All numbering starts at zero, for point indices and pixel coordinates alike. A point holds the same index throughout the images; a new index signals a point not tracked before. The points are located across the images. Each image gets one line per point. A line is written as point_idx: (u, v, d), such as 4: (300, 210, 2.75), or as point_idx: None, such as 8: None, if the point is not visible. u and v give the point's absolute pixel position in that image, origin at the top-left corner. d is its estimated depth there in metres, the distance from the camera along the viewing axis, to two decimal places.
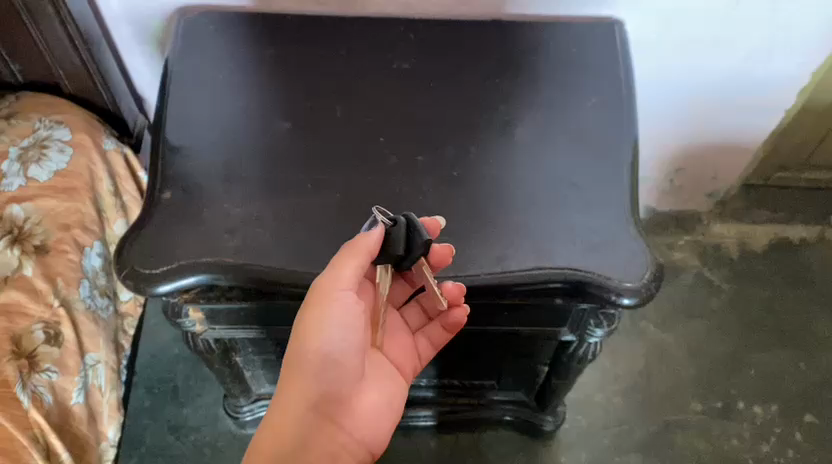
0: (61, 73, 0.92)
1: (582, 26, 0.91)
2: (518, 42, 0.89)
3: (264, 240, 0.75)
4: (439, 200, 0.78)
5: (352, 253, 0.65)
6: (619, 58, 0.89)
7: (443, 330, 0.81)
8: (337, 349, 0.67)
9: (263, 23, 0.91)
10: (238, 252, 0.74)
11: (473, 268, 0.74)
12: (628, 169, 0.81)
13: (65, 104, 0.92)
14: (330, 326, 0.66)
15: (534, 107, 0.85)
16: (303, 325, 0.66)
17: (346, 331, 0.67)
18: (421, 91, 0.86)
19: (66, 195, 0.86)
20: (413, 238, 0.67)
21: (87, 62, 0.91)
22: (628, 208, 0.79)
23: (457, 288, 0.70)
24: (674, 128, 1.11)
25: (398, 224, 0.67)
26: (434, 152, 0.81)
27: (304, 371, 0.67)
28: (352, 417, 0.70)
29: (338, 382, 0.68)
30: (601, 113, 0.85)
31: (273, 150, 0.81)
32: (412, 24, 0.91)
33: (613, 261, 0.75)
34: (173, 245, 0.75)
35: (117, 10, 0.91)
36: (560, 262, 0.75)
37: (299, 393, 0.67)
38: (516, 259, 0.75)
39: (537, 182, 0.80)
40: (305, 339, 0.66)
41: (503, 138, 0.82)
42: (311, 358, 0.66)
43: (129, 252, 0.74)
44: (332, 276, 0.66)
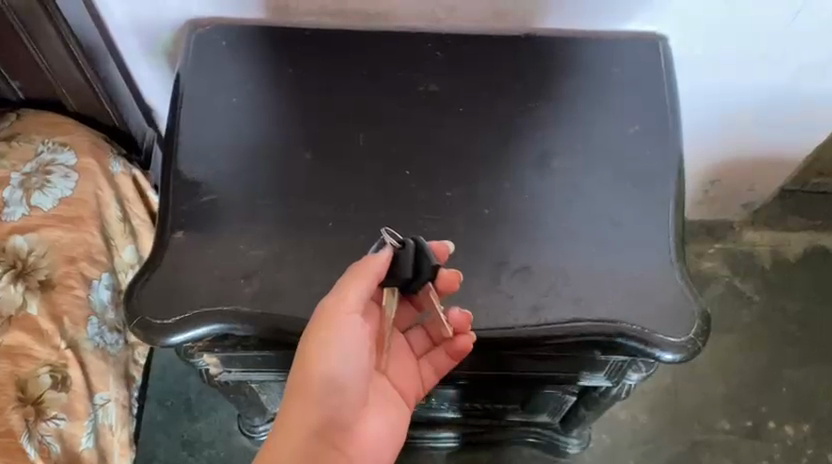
0: (65, 90, 0.87)
1: (624, 42, 0.84)
2: (554, 61, 0.82)
3: (284, 286, 0.70)
4: (470, 242, 0.73)
5: (360, 277, 0.60)
6: (664, 78, 0.82)
7: (449, 359, 0.73)
8: (342, 376, 0.62)
9: (279, 38, 0.84)
10: (255, 299, 0.70)
11: (508, 318, 0.69)
12: (673, 206, 0.75)
13: (70, 122, 0.87)
14: (336, 352, 0.61)
15: (572, 135, 0.78)
16: (305, 351, 0.61)
17: (349, 358, 0.62)
18: (449, 116, 0.80)
19: (72, 225, 0.81)
20: (422, 261, 0.62)
21: (92, 81, 0.86)
22: (675, 251, 0.73)
23: (463, 317, 0.65)
24: (712, 143, 1.04)
25: (407, 247, 0.62)
26: (465, 187, 0.76)
27: (307, 400, 0.61)
28: (354, 450, 0.64)
29: (341, 410, 0.63)
30: (645, 141, 0.78)
31: (291, 184, 0.76)
32: (439, 38, 0.84)
33: (659, 312, 0.70)
34: (185, 293, 0.70)
35: (122, 21, 0.84)
36: (601, 312, 0.69)
37: (300, 424, 0.61)
38: (553, 308, 0.70)
39: (575, 221, 0.74)
40: (308, 367, 0.61)
41: (538, 172, 0.76)
42: (316, 386, 0.61)
43: (139, 299, 0.70)
44: (338, 301, 0.61)
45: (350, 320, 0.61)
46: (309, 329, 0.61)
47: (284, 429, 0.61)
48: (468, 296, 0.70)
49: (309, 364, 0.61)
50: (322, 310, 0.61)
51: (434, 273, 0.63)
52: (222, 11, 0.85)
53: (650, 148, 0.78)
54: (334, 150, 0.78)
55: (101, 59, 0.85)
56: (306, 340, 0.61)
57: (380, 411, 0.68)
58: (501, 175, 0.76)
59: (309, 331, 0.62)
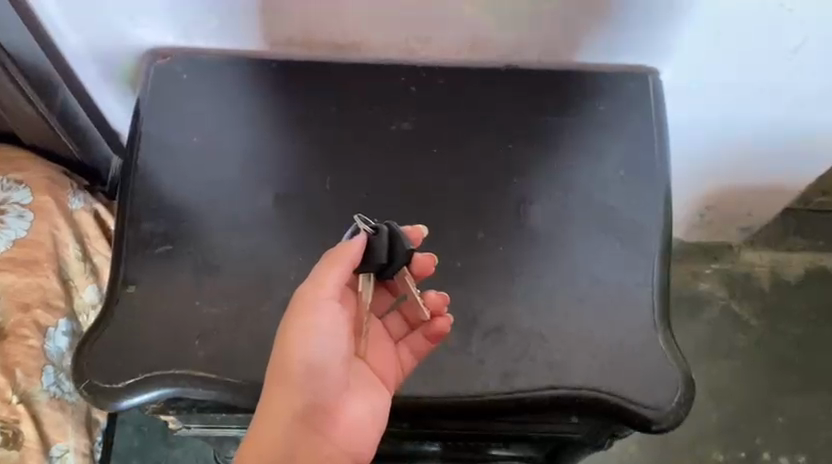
0: (18, 123, 0.84)
1: (611, 78, 0.79)
2: (537, 99, 0.78)
3: (241, 348, 0.66)
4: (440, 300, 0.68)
5: (334, 265, 0.56)
6: (653, 119, 0.77)
7: (428, 341, 0.64)
8: (322, 359, 0.56)
9: (244, 70, 0.79)
10: (210, 363, 0.66)
11: (479, 385, 0.65)
12: (659, 262, 0.71)
13: (24, 156, 0.82)
14: (315, 334, 0.56)
15: (554, 182, 0.74)
16: (284, 336, 0.56)
17: (329, 341, 0.57)
18: (423, 160, 0.75)
19: (26, 269, 0.77)
20: (397, 246, 0.58)
21: (46, 115, 0.83)
22: (659, 313, 0.69)
23: (439, 297, 0.62)
24: (707, 171, 0.99)
25: (380, 232, 0.58)
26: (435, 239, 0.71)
27: (285, 386, 0.56)
28: (337, 435, 0.57)
29: (322, 393, 0.56)
30: (630, 188, 0.74)
31: (253, 234, 0.71)
32: (414, 71, 0.79)
33: (641, 380, 0.66)
34: (136, 355, 0.66)
35: (78, 48, 0.79)
36: (577, 380, 0.65)
37: (280, 411, 0.56)
38: (526, 374, 0.66)
39: (554, 278, 0.70)
40: (286, 353, 0.56)
41: (516, 222, 0.72)
42: (295, 373, 0.55)
43: (88, 362, 0.66)
44: (313, 292, 0.57)
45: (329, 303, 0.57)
46: (288, 314, 0.57)
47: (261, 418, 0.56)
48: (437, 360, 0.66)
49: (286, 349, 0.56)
50: (303, 293, 0.57)
51: (408, 258, 0.59)
52: (185, 41, 0.79)
53: (636, 196, 0.73)
54: (299, 196, 0.73)
55: (51, 90, 0.81)
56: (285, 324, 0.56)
57: (365, 391, 0.60)
58: (477, 225, 0.72)
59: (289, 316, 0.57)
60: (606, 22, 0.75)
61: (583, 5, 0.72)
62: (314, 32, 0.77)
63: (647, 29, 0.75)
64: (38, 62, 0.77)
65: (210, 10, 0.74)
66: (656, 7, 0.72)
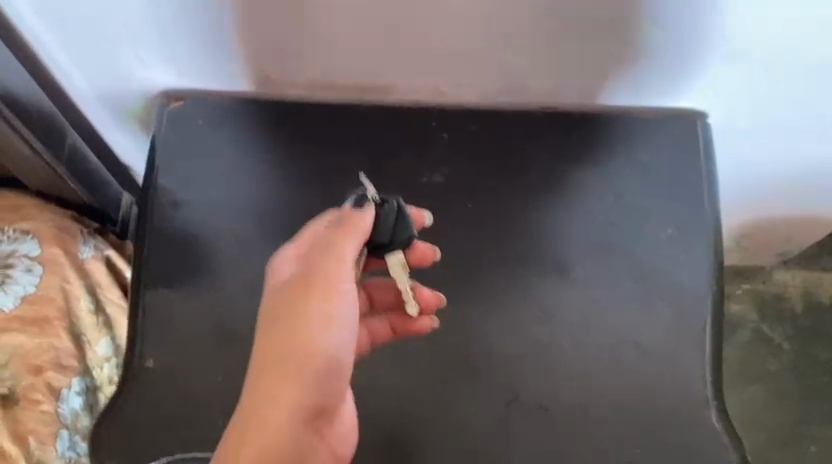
0: (31, 173, 0.79)
1: (657, 123, 0.73)
2: (577, 149, 0.73)
3: None
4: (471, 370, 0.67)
5: (349, 235, 0.50)
6: (702, 171, 0.73)
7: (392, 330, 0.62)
8: (323, 345, 0.49)
9: (265, 117, 0.73)
10: None
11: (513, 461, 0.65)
12: (710, 332, 0.68)
13: (36, 205, 0.78)
14: (318, 315, 0.49)
15: (596, 246, 0.70)
16: (279, 282, 0.50)
17: (332, 324, 0.50)
18: (457, 217, 0.71)
19: (37, 328, 0.73)
20: (400, 226, 0.53)
21: (58, 167, 0.77)
22: (712, 388, 0.67)
23: (432, 296, 0.60)
24: (749, 201, 0.94)
25: (389, 205, 0.53)
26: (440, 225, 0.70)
27: (287, 374, 0.48)
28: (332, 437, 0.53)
29: (322, 387, 0.49)
30: (678, 253, 0.70)
31: None
32: (446, 116, 0.74)
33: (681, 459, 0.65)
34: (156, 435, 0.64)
35: (85, 90, 0.74)
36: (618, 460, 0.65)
37: (291, 407, 0.48)
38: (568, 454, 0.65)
39: (596, 349, 0.68)
40: (285, 337, 0.49)
41: (562, 289, 0.69)
42: (294, 359, 0.48)
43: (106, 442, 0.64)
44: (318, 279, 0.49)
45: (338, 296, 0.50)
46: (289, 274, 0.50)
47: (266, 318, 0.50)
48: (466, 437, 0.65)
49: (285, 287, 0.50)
50: (297, 268, 0.50)
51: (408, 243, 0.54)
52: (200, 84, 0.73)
53: (684, 257, 0.70)
54: None
55: (60, 136, 0.76)
56: (282, 292, 0.50)
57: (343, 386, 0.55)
58: (516, 293, 0.69)
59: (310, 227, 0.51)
60: (657, 71, 0.68)
61: (633, 55, 0.66)
62: (339, 76, 0.71)
63: (701, 79, 0.68)
64: (45, 108, 0.72)
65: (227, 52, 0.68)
66: (714, 59, 0.65)
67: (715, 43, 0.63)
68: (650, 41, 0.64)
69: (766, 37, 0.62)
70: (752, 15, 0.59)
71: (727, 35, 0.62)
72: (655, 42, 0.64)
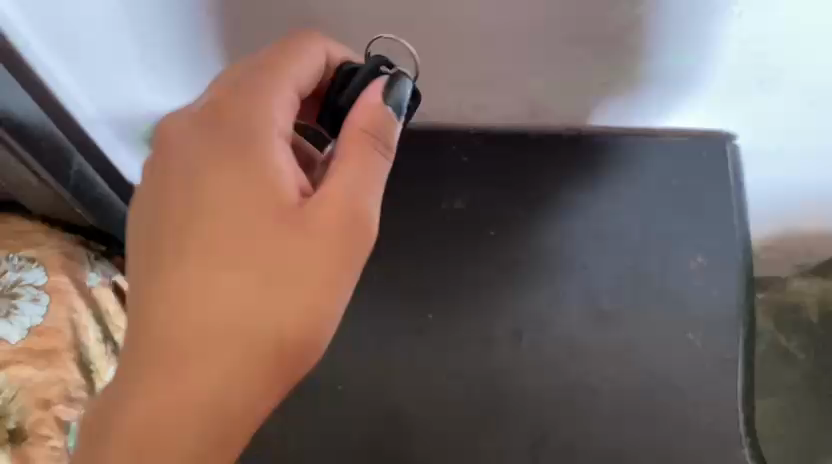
0: (37, 199, 0.76)
1: (683, 146, 0.70)
2: (600, 171, 0.70)
3: None
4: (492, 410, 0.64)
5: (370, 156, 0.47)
6: (732, 197, 0.68)
7: None
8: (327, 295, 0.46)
9: None
10: None
11: None
12: (742, 367, 0.65)
13: (34, 229, 0.77)
14: (295, 220, 0.45)
15: (621, 272, 0.67)
16: (249, 88, 0.48)
17: (348, 179, 0.46)
18: (477, 245, 0.69)
19: (44, 360, 0.71)
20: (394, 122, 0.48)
21: (68, 197, 0.76)
22: (744, 425, 0.64)
23: None
24: (775, 220, 0.90)
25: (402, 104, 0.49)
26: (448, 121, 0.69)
27: (226, 267, 0.45)
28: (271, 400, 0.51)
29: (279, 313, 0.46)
30: (709, 280, 0.67)
31: None
32: (466, 139, 0.71)
33: None
34: None
35: (94, 114, 0.73)
36: None
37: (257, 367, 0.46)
38: None
39: (625, 383, 0.64)
40: (248, 194, 0.46)
41: (589, 322, 0.66)
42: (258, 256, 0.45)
43: None
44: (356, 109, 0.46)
45: (366, 95, 0.47)
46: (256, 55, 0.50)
47: (198, 208, 0.46)
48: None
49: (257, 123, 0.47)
50: (268, 145, 0.47)
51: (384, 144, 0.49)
52: None
53: (715, 288, 0.66)
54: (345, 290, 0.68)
55: (66, 166, 0.73)
56: (249, 74, 0.49)
57: None
58: (541, 327, 0.66)
59: (282, 40, 0.52)
60: (685, 96, 0.65)
61: (659, 79, 0.63)
62: None
63: (731, 103, 0.66)
64: (51, 140, 0.70)
65: None
66: (745, 84, 0.63)
67: (745, 68, 0.61)
68: (678, 65, 0.61)
69: (799, 60, 0.59)
70: (784, 38, 0.56)
71: (758, 60, 0.59)
72: (682, 67, 0.61)
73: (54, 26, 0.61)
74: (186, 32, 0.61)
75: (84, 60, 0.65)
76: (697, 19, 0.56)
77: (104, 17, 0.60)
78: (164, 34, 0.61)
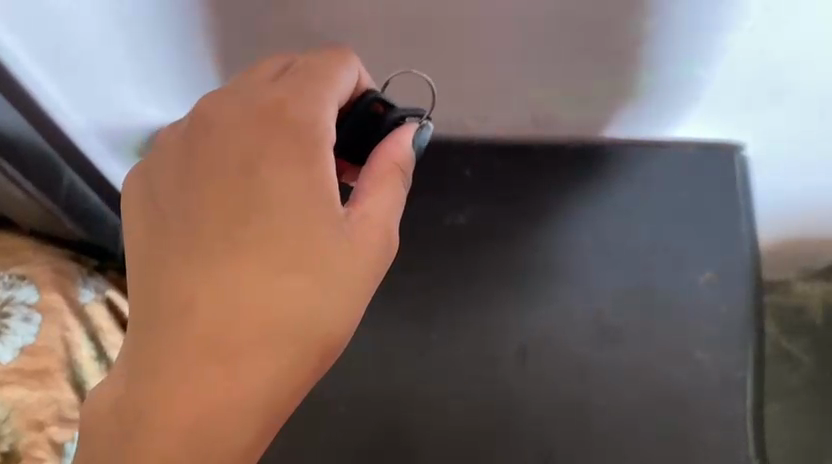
0: (34, 215, 0.77)
1: (692, 157, 0.68)
2: (604, 186, 0.68)
3: None
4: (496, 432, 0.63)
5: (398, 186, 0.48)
6: (740, 210, 0.66)
7: None
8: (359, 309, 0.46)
9: None
10: None
11: None
12: (751, 387, 0.63)
13: (23, 247, 0.76)
14: (339, 227, 0.45)
15: (627, 288, 0.65)
16: (303, 86, 0.47)
17: (382, 201, 0.47)
18: (479, 260, 0.67)
19: (37, 380, 0.72)
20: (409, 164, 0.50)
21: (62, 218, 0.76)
22: (755, 447, 0.62)
23: None
24: (786, 231, 0.88)
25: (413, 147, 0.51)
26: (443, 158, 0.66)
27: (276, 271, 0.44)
28: None
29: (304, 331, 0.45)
30: (718, 297, 0.65)
31: None
32: (467, 151, 0.70)
33: None
34: None
35: (84, 126, 0.70)
36: None
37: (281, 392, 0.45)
38: None
39: (629, 402, 0.63)
40: (299, 192, 0.45)
41: (595, 341, 0.64)
42: (299, 260, 0.44)
43: None
44: (391, 142, 0.48)
45: (399, 133, 0.48)
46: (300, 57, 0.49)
47: (246, 204, 0.45)
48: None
49: (317, 121, 0.46)
50: (324, 145, 0.46)
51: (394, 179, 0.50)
52: None
53: (724, 304, 0.65)
54: None
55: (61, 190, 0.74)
56: (297, 73, 0.48)
57: None
58: (545, 344, 0.65)
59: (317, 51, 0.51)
60: (694, 108, 0.63)
61: (665, 90, 0.61)
62: None
63: (741, 115, 0.64)
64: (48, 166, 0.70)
65: None
66: (755, 97, 0.61)
67: (756, 80, 0.59)
68: (685, 78, 0.59)
69: (812, 72, 0.57)
70: (794, 50, 0.55)
71: (768, 72, 0.57)
72: (690, 80, 0.59)
73: (42, 48, 0.59)
74: (177, 43, 0.59)
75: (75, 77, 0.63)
76: (704, 30, 0.54)
77: (97, 25, 0.58)
78: (156, 45, 0.60)
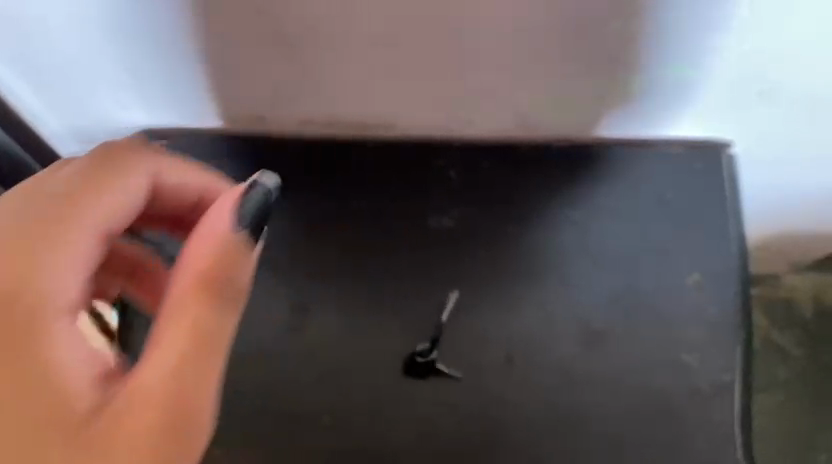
0: None
1: (678, 157, 0.67)
2: (592, 189, 0.67)
3: None
4: (482, 438, 0.62)
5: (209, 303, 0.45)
6: (728, 211, 0.66)
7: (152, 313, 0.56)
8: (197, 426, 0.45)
9: (250, 157, 0.67)
10: None
11: None
12: (739, 389, 0.63)
13: None
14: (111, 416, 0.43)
15: (616, 291, 0.65)
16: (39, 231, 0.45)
17: (158, 368, 0.44)
18: (466, 264, 0.65)
19: None
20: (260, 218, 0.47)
21: None
22: (742, 448, 0.62)
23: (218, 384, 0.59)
24: (771, 225, 0.87)
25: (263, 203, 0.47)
26: (450, 310, 0.64)
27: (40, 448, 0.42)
28: None
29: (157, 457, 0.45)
30: (706, 298, 0.64)
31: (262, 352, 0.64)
32: (453, 152, 0.67)
33: None
34: None
35: (59, 128, 0.69)
36: None
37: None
38: None
39: (619, 406, 0.62)
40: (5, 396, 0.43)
41: (583, 345, 0.63)
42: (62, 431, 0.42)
43: None
44: (204, 230, 0.45)
45: (217, 225, 0.45)
46: (81, 163, 0.47)
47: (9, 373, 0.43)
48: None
49: (47, 300, 0.44)
50: (52, 323, 0.44)
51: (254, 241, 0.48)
52: (186, 121, 0.68)
53: (712, 305, 0.64)
54: (326, 310, 0.65)
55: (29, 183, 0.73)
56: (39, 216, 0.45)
57: None
58: (533, 349, 0.64)
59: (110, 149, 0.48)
60: (682, 108, 0.63)
61: (654, 89, 0.60)
62: (338, 113, 0.66)
63: (728, 115, 0.63)
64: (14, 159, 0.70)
65: (213, 88, 0.63)
66: (743, 96, 0.60)
67: (744, 80, 0.58)
68: (674, 79, 0.58)
69: (800, 71, 0.56)
70: (783, 51, 0.54)
71: (757, 72, 0.57)
72: (677, 80, 0.59)
73: (14, 55, 0.61)
74: (157, 46, 0.58)
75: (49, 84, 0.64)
76: (694, 30, 0.53)
77: (78, 38, 0.58)
78: (140, 59, 0.60)
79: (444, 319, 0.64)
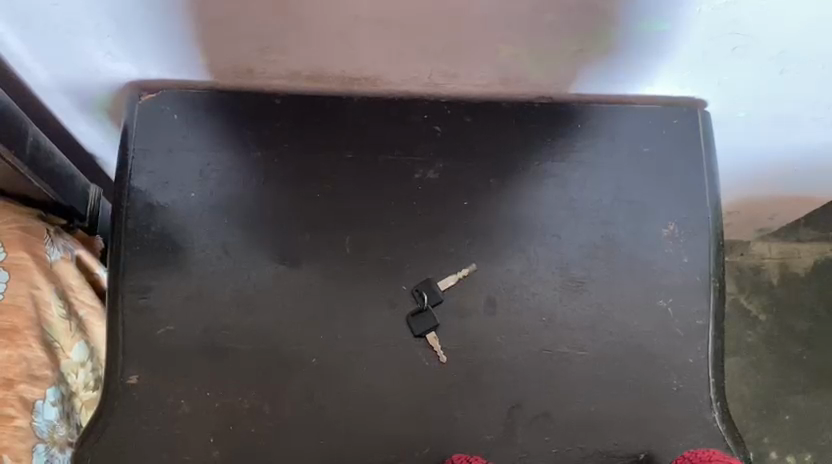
0: (9, 184, 0.74)
1: (655, 114, 0.69)
2: (573, 144, 0.68)
3: (256, 433, 0.62)
4: (463, 379, 0.64)
5: None
6: (701, 166, 0.69)
7: None
8: None
9: (242, 110, 0.68)
10: (218, 447, 0.62)
11: (513, 456, 0.63)
12: (711, 333, 0.66)
13: (6, 204, 0.73)
14: None
15: (596, 241, 0.67)
16: None
17: None
18: (451, 215, 0.67)
19: (6, 340, 0.69)
20: None
21: (35, 181, 0.74)
22: (714, 390, 0.65)
23: None
24: (742, 186, 0.90)
25: None
26: (459, 277, 0.66)
27: None
28: None
29: None
30: (681, 248, 0.67)
31: (250, 300, 0.65)
32: (437, 107, 0.69)
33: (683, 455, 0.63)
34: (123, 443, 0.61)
35: (46, 81, 0.68)
36: (619, 454, 0.63)
37: None
38: (574, 447, 0.63)
39: (598, 349, 0.65)
40: None
41: (562, 291, 0.66)
42: None
43: (91, 450, 0.61)
44: None
45: None
46: None
47: None
48: (462, 451, 0.63)
49: None
50: None
51: None
52: (173, 75, 0.67)
53: (686, 256, 0.67)
54: (312, 262, 0.66)
55: (35, 149, 0.72)
56: None
57: None
58: (514, 296, 0.66)
59: None
60: (659, 63, 0.64)
61: (634, 44, 0.62)
62: (325, 67, 0.66)
63: (705, 69, 0.65)
64: (19, 123, 0.68)
65: (200, 42, 0.63)
66: (719, 52, 0.62)
67: (721, 36, 0.60)
68: (652, 31, 0.60)
69: (774, 28, 0.59)
70: (756, 4, 0.55)
71: (731, 26, 0.58)
72: (655, 36, 0.61)
73: (12, 14, 0.58)
74: (146, 6, 0.57)
75: (42, 42, 0.62)
76: None
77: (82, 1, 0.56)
78: (139, 18, 0.59)
79: (433, 272, 0.66)
